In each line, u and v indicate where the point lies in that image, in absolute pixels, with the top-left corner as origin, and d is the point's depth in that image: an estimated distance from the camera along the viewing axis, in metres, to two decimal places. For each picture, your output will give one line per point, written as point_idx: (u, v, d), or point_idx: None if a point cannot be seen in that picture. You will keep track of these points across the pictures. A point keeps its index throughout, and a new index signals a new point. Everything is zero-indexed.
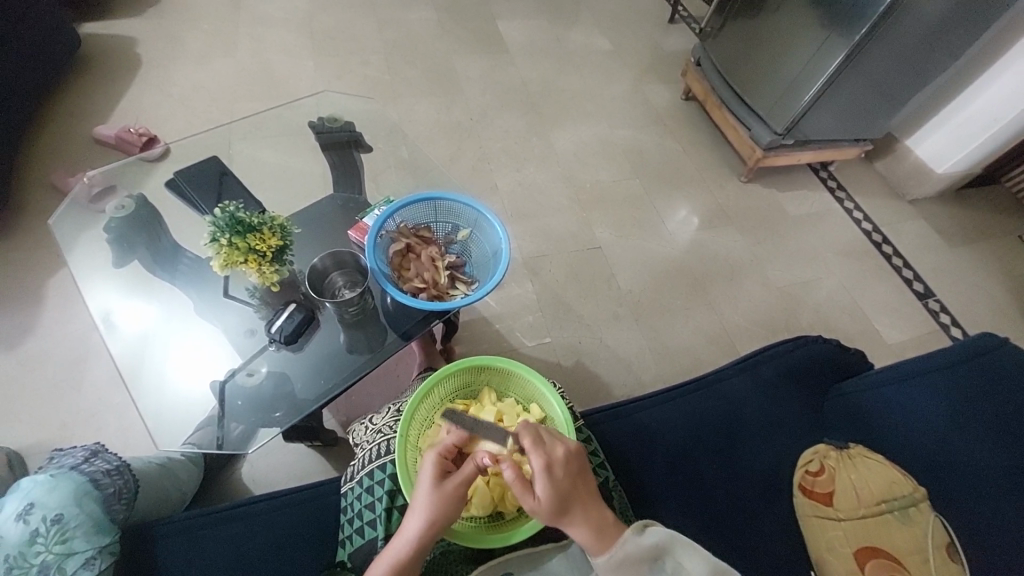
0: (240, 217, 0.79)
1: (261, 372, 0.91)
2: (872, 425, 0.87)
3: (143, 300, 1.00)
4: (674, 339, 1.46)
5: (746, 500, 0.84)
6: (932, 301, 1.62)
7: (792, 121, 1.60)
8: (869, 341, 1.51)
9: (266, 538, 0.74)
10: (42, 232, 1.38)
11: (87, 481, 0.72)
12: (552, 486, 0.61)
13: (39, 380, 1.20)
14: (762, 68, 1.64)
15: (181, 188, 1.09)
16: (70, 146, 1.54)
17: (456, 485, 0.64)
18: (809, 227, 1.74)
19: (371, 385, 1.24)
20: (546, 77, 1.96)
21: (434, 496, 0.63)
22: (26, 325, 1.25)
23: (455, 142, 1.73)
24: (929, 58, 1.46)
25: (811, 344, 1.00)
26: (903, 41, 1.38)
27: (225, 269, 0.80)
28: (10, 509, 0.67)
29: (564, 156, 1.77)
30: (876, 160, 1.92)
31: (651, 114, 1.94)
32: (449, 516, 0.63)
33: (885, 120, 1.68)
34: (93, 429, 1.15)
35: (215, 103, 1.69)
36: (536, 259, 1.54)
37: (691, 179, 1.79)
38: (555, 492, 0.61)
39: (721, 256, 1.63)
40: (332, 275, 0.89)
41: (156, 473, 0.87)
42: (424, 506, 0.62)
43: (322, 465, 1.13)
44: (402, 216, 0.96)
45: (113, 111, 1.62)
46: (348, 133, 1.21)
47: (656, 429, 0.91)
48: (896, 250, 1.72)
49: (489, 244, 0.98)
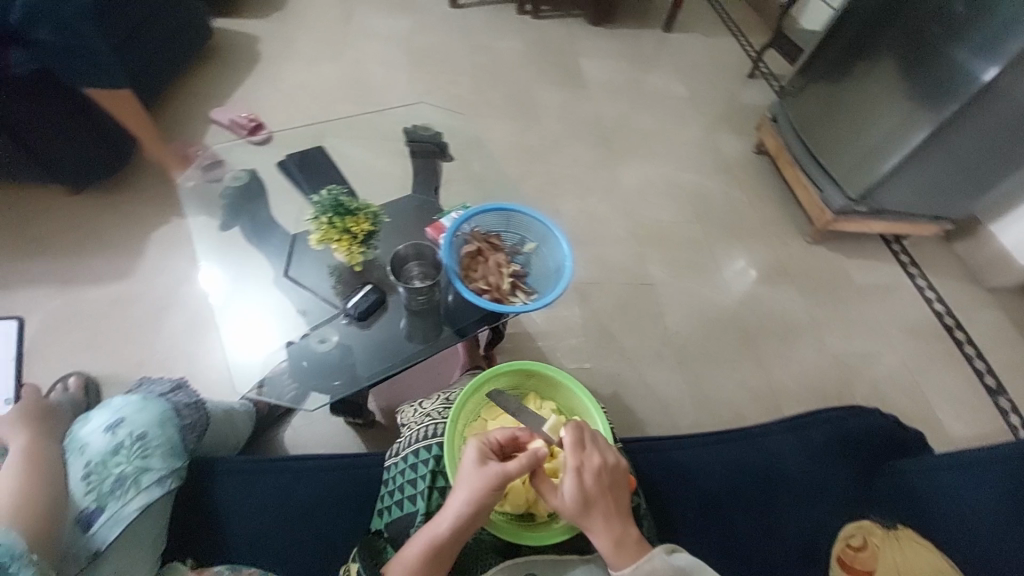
0: (342, 200, 0.88)
1: (330, 341, 0.97)
2: (925, 508, 0.82)
3: (231, 264, 1.11)
4: (715, 388, 1.44)
5: (777, 559, 0.82)
6: (1004, 398, 1.51)
7: (869, 188, 1.57)
8: (927, 427, 1.43)
9: (311, 496, 0.80)
10: (151, 192, 1.56)
11: (171, 409, 0.80)
12: (578, 489, 0.65)
13: (130, 318, 1.34)
14: (842, 131, 1.63)
15: (285, 168, 1.21)
16: (189, 123, 1.74)
17: (492, 468, 0.66)
18: (874, 298, 1.68)
19: (415, 378, 1.29)
20: (620, 115, 2.02)
21: (473, 474, 0.66)
22: (124, 271, 1.41)
23: (525, 164, 1.81)
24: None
25: (867, 415, 0.97)
26: (997, 122, 1.35)
27: (319, 244, 0.89)
28: (102, 420, 0.75)
29: (627, 191, 1.81)
30: (955, 241, 1.84)
31: (720, 163, 1.95)
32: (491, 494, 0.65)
33: (970, 201, 1.62)
34: (163, 371, 1.27)
35: (316, 101, 1.86)
36: (587, 285, 1.57)
37: (753, 232, 1.78)
38: (581, 495, 0.65)
39: (775, 312, 1.60)
40: (410, 264, 0.96)
41: (222, 417, 0.94)
42: (467, 480, 0.66)
43: (357, 443, 1.19)
44: (476, 222, 1.03)
45: (228, 97, 1.82)
46: (435, 143, 1.30)
47: (692, 470, 0.90)
48: (969, 337, 1.62)
49: (553, 260, 1.02)
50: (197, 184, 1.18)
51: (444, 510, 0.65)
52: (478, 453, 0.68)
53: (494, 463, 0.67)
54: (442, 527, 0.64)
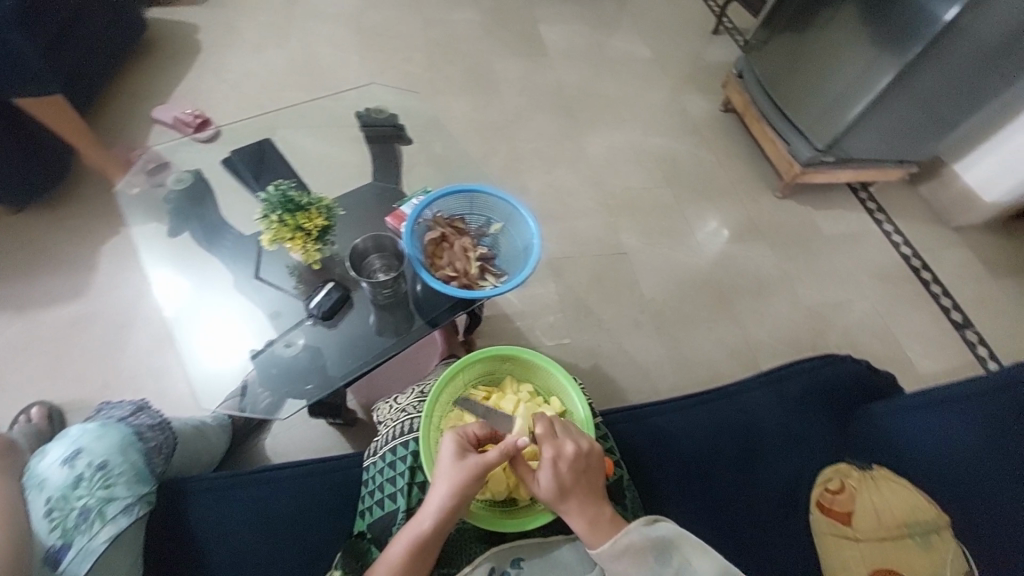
0: (291, 196, 0.83)
1: (298, 344, 0.96)
2: (897, 449, 0.85)
3: (186, 273, 1.06)
4: (694, 350, 1.45)
5: (761, 516, 0.84)
6: (970, 332, 1.56)
7: (835, 137, 1.57)
8: (899, 368, 1.48)
9: (289, 504, 0.79)
10: (97, 202, 1.47)
11: (132, 433, 0.78)
12: (554, 477, 0.66)
13: (92, 337, 1.28)
14: (808, 82, 1.61)
15: (234, 165, 1.15)
16: (130, 125, 1.64)
17: (473, 464, 0.65)
18: (843, 248, 1.70)
19: (393, 371, 1.28)
20: (583, 81, 1.97)
21: (455, 470, 0.65)
22: (77, 288, 1.34)
23: (490, 141, 1.76)
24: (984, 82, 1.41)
25: (841, 363, 0.99)
26: (962, 60, 1.35)
27: (272, 244, 0.85)
28: (59, 453, 0.73)
29: (596, 161, 1.78)
30: (920, 184, 1.86)
31: (687, 124, 1.92)
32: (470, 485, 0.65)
33: (933, 143, 1.64)
34: (132, 388, 1.23)
35: (264, 90, 1.77)
36: (562, 260, 1.55)
37: (723, 192, 1.77)
38: (557, 482, 0.66)
39: (749, 270, 1.61)
40: (370, 257, 0.93)
41: (192, 433, 0.93)
42: (448, 477, 0.65)
43: (340, 442, 1.18)
44: (438, 206, 0.99)
45: (169, 93, 1.71)
46: (392, 125, 1.26)
47: (674, 435, 0.91)
48: (936, 277, 1.66)
49: (521, 239, 1.00)
50: (145, 189, 1.12)
51: (426, 506, 0.65)
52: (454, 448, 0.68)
53: (471, 457, 0.66)
54: (421, 523, 0.64)
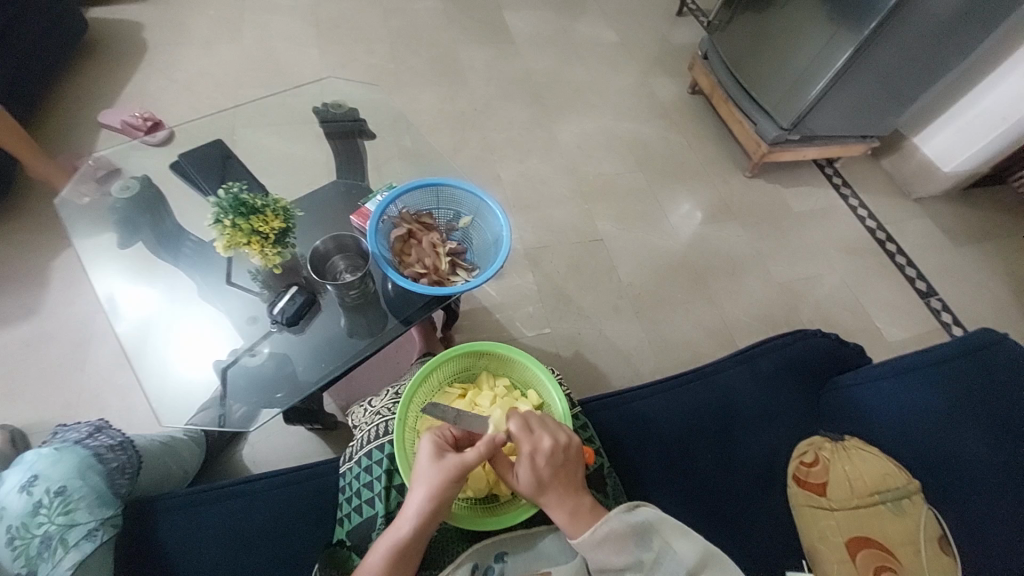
0: (243, 198, 0.80)
1: (263, 352, 0.93)
2: (866, 418, 0.87)
3: (146, 284, 1.01)
4: (673, 332, 1.47)
5: (741, 492, 0.85)
6: (935, 300, 1.62)
7: (799, 116, 1.59)
8: (869, 338, 1.52)
9: (265, 516, 0.77)
10: (45, 215, 1.39)
11: (91, 455, 0.74)
12: (532, 472, 0.65)
13: (49, 357, 1.22)
14: (770, 62, 1.62)
15: (185, 170, 1.10)
16: (77, 131, 1.55)
17: (452, 465, 0.64)
18: (813, 223, 1.73)
19: (372, 370, 1.25)
20: (551, 68, 1.95)
21: (433, 473, 0.64)
22: (30, 306, 1.27)
23: (459, 132, 1.73)
24: (937, 55, 1.44)
25: (810, 337, 1.01)
26: (913, 36, 1.38)
27: (228, 250, 0.82)
28: (17, 479, 0.69)
29: (568, 148, 1.76)
30: (882, 158, 1.91)
31: (656, 107, 1.92)
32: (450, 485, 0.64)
33: (893, 117, 1.67)
34: (96, 408, 1.17)
35: (220, 89, 1.69)
36: (539, 250, 1.54)
37: (695, 174, 1.78)
38: (535, 477, 0.65)
39: (723, 250, 1.63)
40: (334, 259, 0.90)
41: (159, 450, 0.88)
42: (428, 480, 0.63)
43: (321, 447, 1.15)
44: (404, 202, 0.96)
45: (117, 96, 1.63)
46: (353, 120, 1.22)
47: (653, 419, 0.92)
48: (900, 248, 1.71)
49: (491, 231, 0.98)
50: (95, 199, 1.05)
51: (403, 511, 0.64)
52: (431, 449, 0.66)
53: (448, 458, 0.65)
54: (400, 528, 0.63)
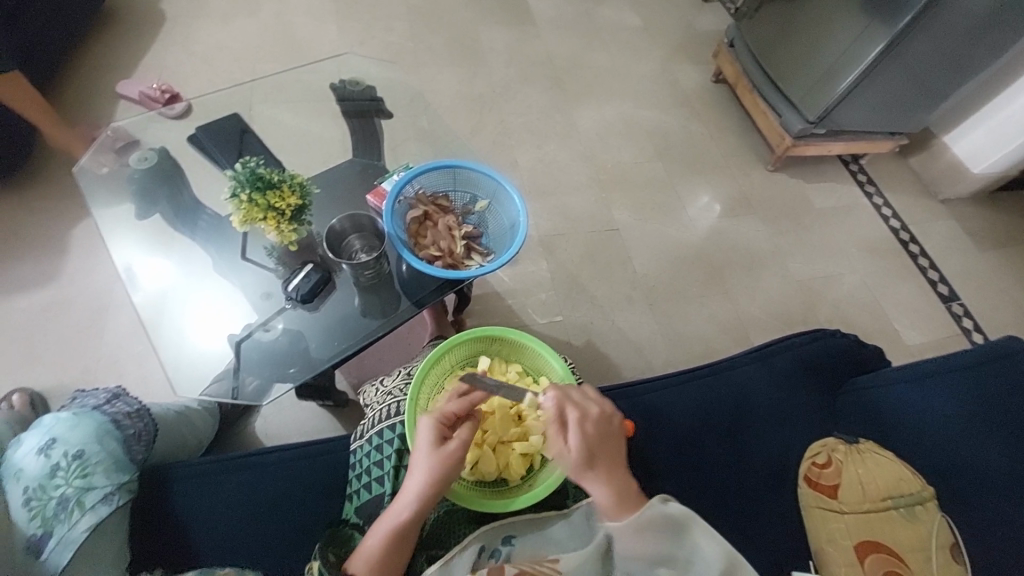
0: (260, 173, 0.79)
1: (276, 328, 0.94)
2: (883, 422, 0.85)
3: (162, 255, 1.01)
4: (685, 326, 1.45)
5: (751, 488, 0.85)
6: (956, 304, 1.58)
7: (826, 109, 1.53)
8: (886, 340, 1.49)
9: (276, 488, 0.78)
10: (64, 184, 1.40)
11: (109, 421, 0.75)
12: (583, 438, 0.66)
13: (67, 324, 1.23)
14: (798, 53, 1.57)
15: (202, 143, 1.11)
16: (96, 101, 1.55)
17: (445, 454, 0.65)
18: (835, 221, 1.69)
19: (383, 351, 1.25)
20: (572, 51, 1.90)
21: (431, 462, 0.64)
22: (49, 273, 1.28)
23: (477, 115, 1.70)
24: (973, 52, 1.39)
25: (828, 337, 0.99)
26: (949, 31, 1.33)
27: (245, 225, 0.81)
28: (34, 442, 0.70)
29: (586, 135, 1.73)
30: (909, 156, 1.85)
31: (679, 96, 1.87)
32: (451, 471, 0.65)
33: (924, 114, 1.61)
34: (112, 376, 1.19)
35: (237, 63, 1.68)
36: (553, 237, 1.52)
37: (716, 165, 1.74)
38: (585, 444, 0.66)
39: (740, 245, 1.60)
40: (349, 238, 0.89)
41: (174, 419, 0.89)
42: (424, 469, 0.64)
43: (331, 424, 1.16)
44: (420, 182, 0.95)
45: (135, 67, 1.62)
46: (370, 99, 1.20)
47: (664, 412, 0.91)
48: (924, 250, 1.67)
49: (507, 216, 0.97)
50: (114, 168, 1.05)
51: (400, 497, 0.65)
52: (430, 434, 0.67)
53: (449, 444, 0.66)
54: (402, 513, 0.63)
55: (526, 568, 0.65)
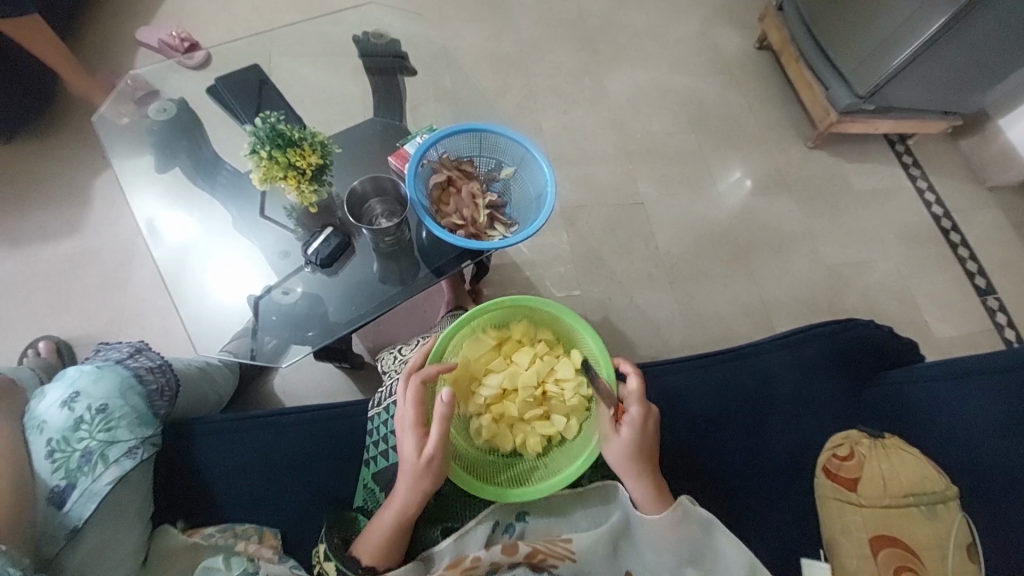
0: (280, 129, 0.76)
1: (296, 291, 0.92)
2: (911, 418, 0.83)
3: (183, 210, 1.01)
4: (706, 307, 1.41)
5: (766, 477, 0.84)
6: (993, 298, 1.51)
7: (879, 84, 1.43)
8: (914, 333, 1.44)
9: (294, 448, 0.79)
10: (84, 133, 1.38)
11: (130, 376, 0.76)
12: (639, 439, 0.66)
13: (91, 275, 1.25)
14: (848, 22, 1.45)
15: (221, 95, 1.07)
16: (115, 48, 1.51)
17: (430, 465, 0.65)
18: (873, 204, 1.61)
19: (400, 317, 1.25)
20: (606, 9, 1.78)
21: (416, 474, 0.64)
22: (73, 224, 1.29)
23: (502, 75, 1.62)
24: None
25: (862, 326, 0.94)
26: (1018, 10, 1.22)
27: (264, 184, 0.79)
28: (58, 395, 0.71)
29: (616, 101, 1.64)
30: (962, 137, 1.72)
31: (717, 62, 1.76)
32: (441, 469, 0.65)
33: (982, 95, 1.50)
34: (135, 328, 1.22)
35: (256, 10, 1.61)
36: (574, 209, 1.48)
37: (751, 140, 1.65)
38: (638, 445, 0.66)
39: (769, 225, 1.53)
40: (371, 202, 0.87)
41: (196, 376, 0.91)
42: (411, 480, 0.65)
43: (346, 387, 1.18)
44: (445, 146, 0.91)
45: (153, 12, 1.57)
46: (393, 55, 1.14)
47: (683, 395, 0.89)
48: (965, 239, 1.58)
49: (533, 185, 0.93)
50: (134, 119, 1.03)
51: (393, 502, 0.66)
52: (414, 439, 0.66)
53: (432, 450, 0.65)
54: (401, 509, 0.65)
55: (542, 547, 0.69)
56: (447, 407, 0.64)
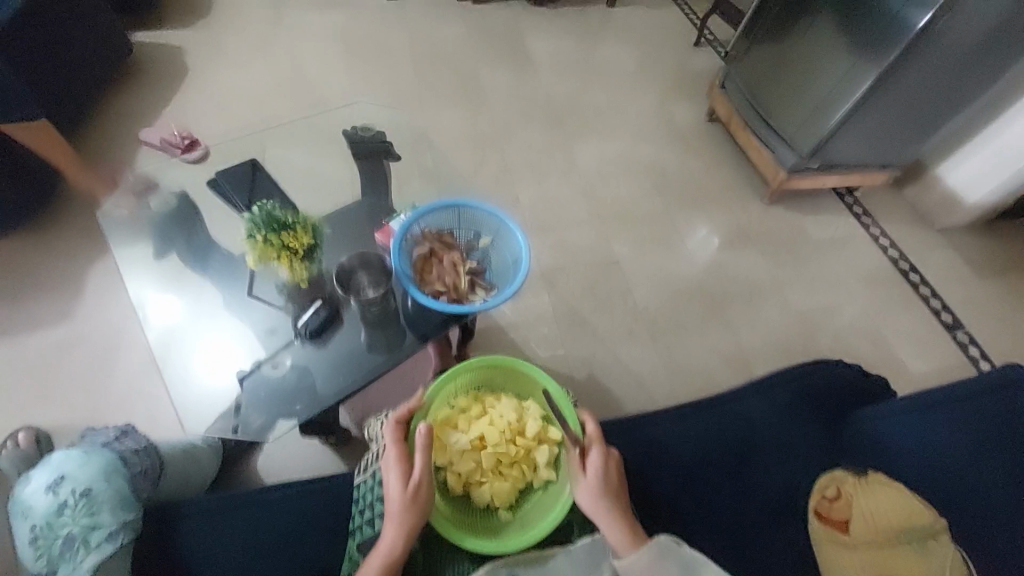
0: (276, 215, 0.84)
1: (285, 364, 0.96)
2: (888, 454, 0.84)
3: (175, 294, 1.04)
4: (689, 357, 1.45)
5: (759, 522, 0.83)
6: (960, 332, 1.58)
7: (821, 140, 1.58)
8: (891, 371, 1.49)
9: (279, 525, 0.78)
10: (83, 225, 1.45)
11: (117, 458, 0.75)
12: (604, 474, 0.71)
13: (79, 361, 1.26)
14: (787, 89, 1.64)
15: (220, 188, 1.15)
16: (121, 147, 1.63)
17: (414, 497, 0.69)
18: (832, 251, 1.72)
19: (388, 385, 1.26)
20: (571, 94, 1.99)
21: (402, 508, 0.68)
22: (65, 312, 1.32)
23: (480, 155, 1.77)
24: (957, 86, 1.46)
25: (831, 367, 0.99)
26: (933, 69, 1.39)
27: (258, 263, 0.85)
28: (44, 479, 0.71)
29: (585, 171, 1.79)
30: (903, 187, 1.88)
31: (674, 133, 1.95)
32: (425, 502, 0.69)
33: (915, 146, 1.67)
34: (121, 412, 1.21)
35: (254, 110, 1.78)
36: (554, 271, 1.55)
37: (713, 200, 1.79)
38: (604, 480, 0.71)
39: (739, 276, 1.62)
40: (357, 275, 0.93)
41: (181, 456, 0.90)
42: (397, 516, 0.68)
43: (334, 460, 1.16)
44: (426, 221, 0.99)
45: (159, 115, 1.72)
46: (380, 142, 1.25)
47: (670, 444, 0.91)
48: (923, 278, 1.68)
49: (510, 252, 1.00)
50: (135, 210, 1.10)
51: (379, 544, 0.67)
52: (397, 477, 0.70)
53: (416, 482, 0.69)
54: (388, 551, 0.67)
55: None
56: (428, 437, 0.71)
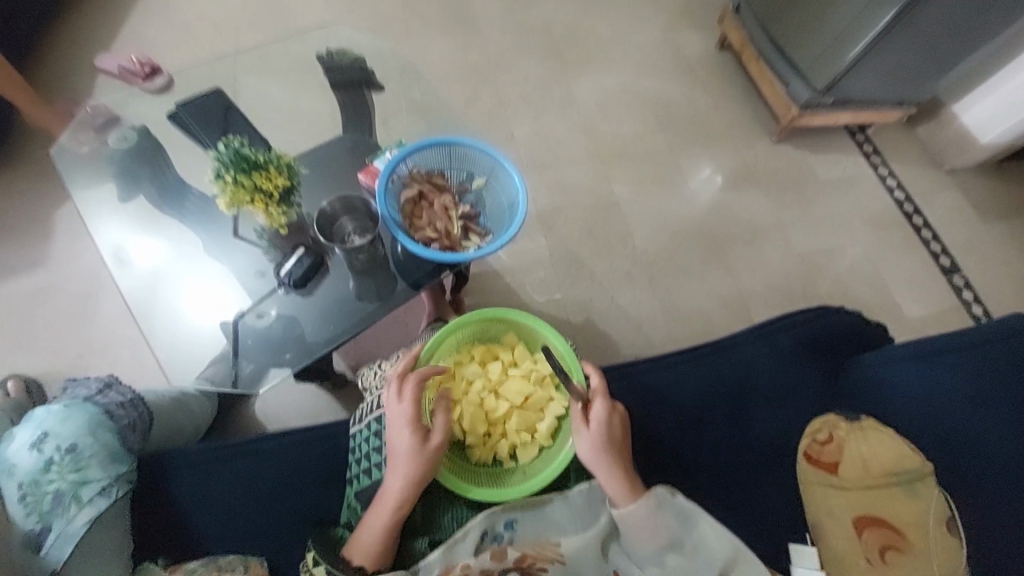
0: (245, 153, 0.75)
1: (271, 314, 0.92)
2: (881, 401, 0.85)
3: (149, 237, 0.98)
4: (686, 302, 1.44)
5: (747, 466, 0.86)
6: (958, 276, 1.57)
7: (834, 79, 1.48)
8: (887, 315, 1.48)
9: (277, 475, 0.78)
10: (44, 164, 1.34)
11: (101, 413, 0.74)
12: (605, 428, 0.72)
13: (59, 308, 1.21)
14: (805, 19, 1.49)
15: (184, 120, 1.05)
16: (74, 75, 1.48)
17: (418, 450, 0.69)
18: (839, 193, 1.66)
19: (380, 332, 1.22)
20: (571, 16, 1.81)
21: (407, 460, 0.69)
22: (37, 258, 1.25)
23: (472, 85, 1.64)
24: (982, 23, 1.35)
25: (835, 314, 0.97)
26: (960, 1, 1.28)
27: (231, 208, 0.78)
28: (26, 437, 0.69)
29: (585, 105, 1.67)
30: (918, 124, 1.79)
31: (681, 62, 1.80)
32: (430, 456, 0.70)
33: (933, 82, 1.56)
34: (108, 360, 1.18)
35: (220, 31, 1.60)
36: (551, 214, 1.49)
37: (719, 137, 1.69)
38: (605, 433, 0.71)
39: (742, 219, 1.57)
40: (342, 220, 0.86)
41: (170, 406, 0.88)
42: (403, 467, 0.69)
43: (331, 406, 1.16)
44: (414, 160, 0.91)
45: (113, 37, 1.54)
46: (359, 72, 1.14)
47: (667, 392, 0.91)
48: (927, 222, 1.64)
49: (505, 194, 0.93)
50: (94, 147, 1.00)
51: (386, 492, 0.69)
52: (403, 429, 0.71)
53: (421, 435, 0.70)
54: (394, 498, 0.69)
55: (530, 551, 0.69)
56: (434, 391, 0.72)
